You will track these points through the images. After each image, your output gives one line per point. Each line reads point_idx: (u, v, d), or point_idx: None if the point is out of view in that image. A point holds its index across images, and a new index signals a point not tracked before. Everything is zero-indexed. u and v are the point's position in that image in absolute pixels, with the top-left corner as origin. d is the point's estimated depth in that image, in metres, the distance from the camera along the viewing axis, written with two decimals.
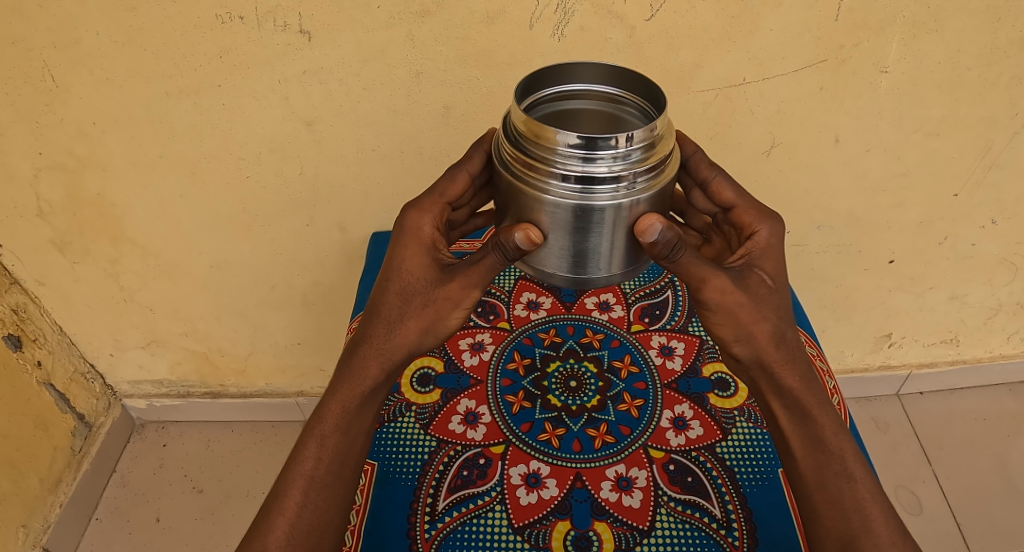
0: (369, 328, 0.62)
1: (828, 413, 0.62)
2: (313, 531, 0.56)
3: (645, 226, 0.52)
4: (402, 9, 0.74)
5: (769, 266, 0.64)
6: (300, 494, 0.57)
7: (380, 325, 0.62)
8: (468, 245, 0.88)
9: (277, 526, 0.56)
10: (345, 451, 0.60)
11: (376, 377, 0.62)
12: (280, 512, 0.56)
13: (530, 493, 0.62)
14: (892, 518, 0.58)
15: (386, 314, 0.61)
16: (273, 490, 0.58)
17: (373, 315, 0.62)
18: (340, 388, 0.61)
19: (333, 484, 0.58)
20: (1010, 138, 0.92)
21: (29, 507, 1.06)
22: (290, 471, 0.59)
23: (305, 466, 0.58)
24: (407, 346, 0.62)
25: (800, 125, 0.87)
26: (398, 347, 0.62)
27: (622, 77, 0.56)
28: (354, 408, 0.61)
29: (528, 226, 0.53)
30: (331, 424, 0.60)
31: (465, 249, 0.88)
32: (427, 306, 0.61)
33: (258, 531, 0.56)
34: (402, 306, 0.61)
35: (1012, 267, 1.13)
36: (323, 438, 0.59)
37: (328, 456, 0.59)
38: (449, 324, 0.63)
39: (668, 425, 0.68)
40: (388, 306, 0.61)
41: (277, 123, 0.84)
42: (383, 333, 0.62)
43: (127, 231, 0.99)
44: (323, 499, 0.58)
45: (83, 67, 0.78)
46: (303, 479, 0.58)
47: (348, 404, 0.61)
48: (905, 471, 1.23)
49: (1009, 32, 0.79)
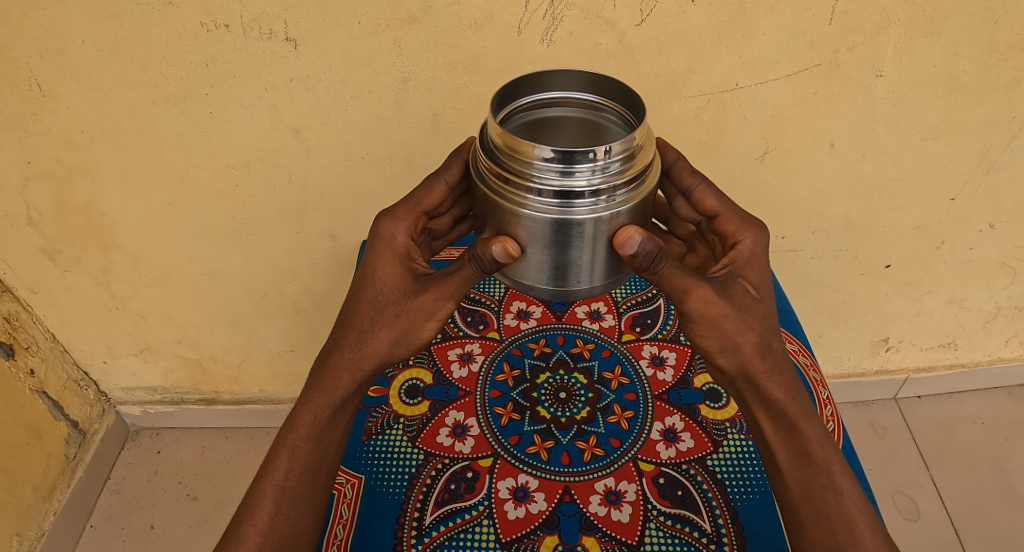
0: (340, 337, 0.62)
1: (814, 425, 0.62)
2: (284, 542, 0.56)
3: (624, 238, 0.51)
4: (389, 16, 0.73)
5: (753, 276, 0.63)
6: (271, 505, 0.57)
7: (351, 334, 0.61)
8: (445, 254, 0.86)
9: (248, 537, 0.56)
10: (317, 460, 0.60)
11: (348, 386, 0.62)
12: (251, 523, 0.56)
13: (518, 508, 0.61)
14: (879, 532, 0.58)
15: (358, 323, 0.61)
16: (245, 501, 0.58)
17: (345, 324, 0.62)
18: (311, 397, 0.61)
19: (305, 494, 0.58)
20: (1008, 141, 0.91)
21: (22, 515, 1.07)
22: (260, 482, 0.58)
23: (276, 476, 0.58)
24: (379, 356, 0.62)
25: (794, 129, 0.86)
26: (370, 356, 0.62)
27: (601, 84, 0.55)
28: (325, 418, 0.61)
29: (506, 238, 0.52)
30: (303, 433, 0.60)
31: (442, 258, 0.86)
32: (398, 317, 0.61)
33: (230, 542, 0.56)
34: (374, 316, 0.61)
35: (1011, 271, 1.12)
36: (294, 448, 0.59)
37: (300, 466, 0.59)
38: (420, 335, 0.62)
39: (658, 437, 0.67)
40: (361, 316, 0.61)
41: (264, 130, 0.83)
42: (355, 342, 0.61)
43: (118, 239, 0.99)
44: (295, 509, 0.57)
45: (70, 77, 0.78)
46: (274, 490, 0.58)
47: (319, 414, 0.60)
48: (903, 476, 1.22)
49: (1007, 34, 0.78)
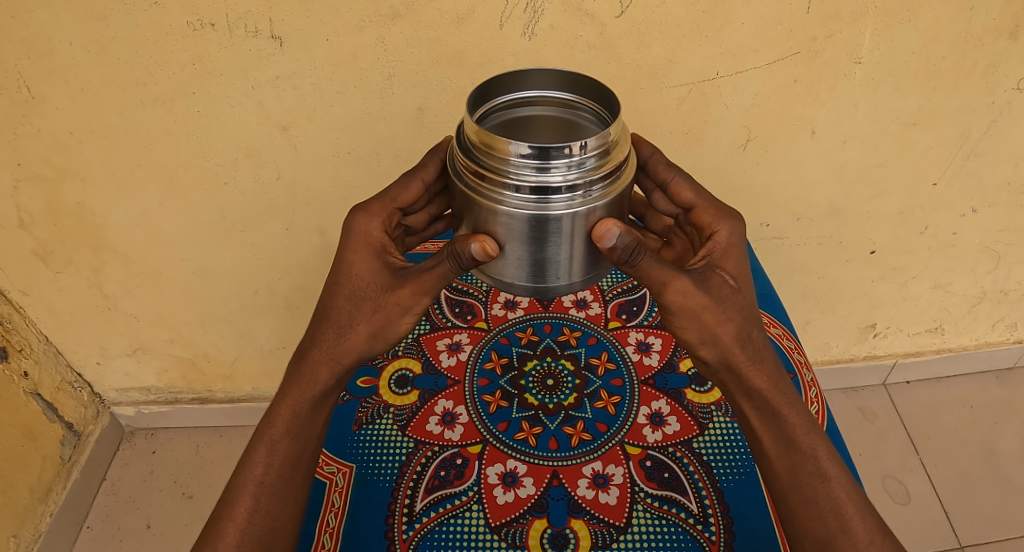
0: (319, 333, 0.62)
1: (798, 412, 0.61)
2: (264, 537, 0.56)
3: (602, 231, 0.52)
4: (372, 12, 0.74)
5: (731, 267, 0.63)
6: (250, 500, 0.57)
7: (329, 329, 0.62)
8: (427, 247, 0.84)
9: (228, 532, 0.56)
10: (296, 455, 0.60)
11: (327, 381, 0.62)
12: (231, 519, 0.57)
13: (507, 492, 0.62)
14: (870, 516, 0.58)
15: (336, 319, 0.61)
16: (225, 496, 0.58)
17: (323, 320, 0.62)
18: (290, 392, 0.61)
19: (284, 489, 0.58)
20: (988, 126, 0.92)
21: (19, 516, 1.07)
22: (240, 477, 0.59)
23: (255, 471, 0.58)
24: (357, 351, 0.62)
25: (776, 117, 0.87)
26: (348, 351, 0.62)
27: (575, 83, 0.56)
28: (304, 413, 0.61)
29: (484, 238, 0.53)
30: (281, 429, 0.60)
31: (420, 251, 0.83)
32: (376, 311, 0.61)
33: (209, 539, 0.56)
34: (352, 310, 0.61)
35: (995, 255, 1.13)
36: (273, 443, 0.59)
37: (279, 461, 0.59)
38: (397, 329, 0.63)
39: (645, 421, 0.68)
40: (338, 311, 0.61)
41: (251, 128, 0.84)
42: (334, 337, 0.61)
43: (109, 240, 0.99)
44: (274, 504, 0.57)
45: (58, 78, 0.78)
46: (253, 485, 0.58)
47: (298, 409, 0.61)
48: (892, 460, 1.23)
49: (983, 20, 0.80)
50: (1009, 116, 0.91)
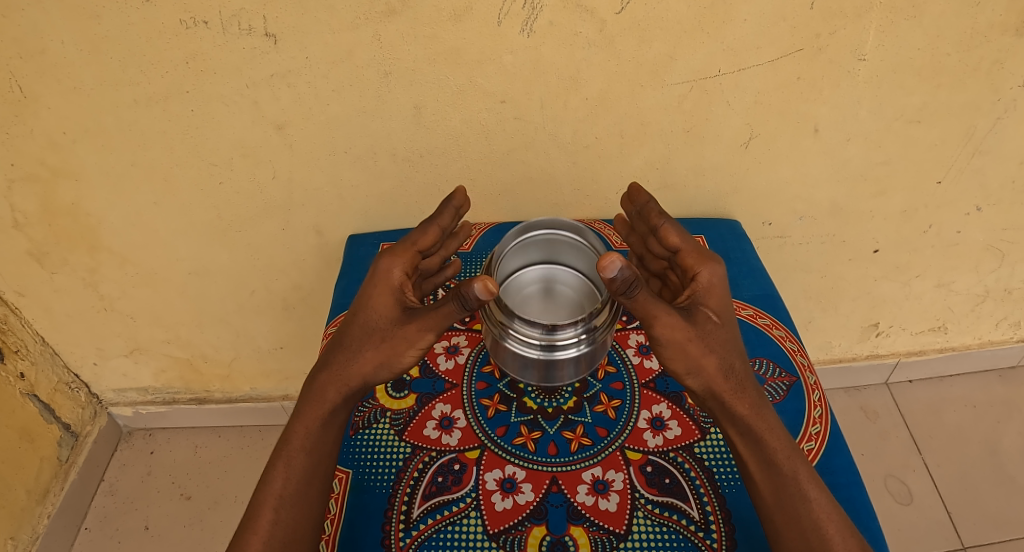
0: (330, 356, 0.64)
1: (780, 436, 0.60)
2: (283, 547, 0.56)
3: (607, 262, 0.53)
4: (368, 8, 0.72)
5: (714, 303, 0.63)
6: (271, 512, 0.57)
7: (340, 354, 0.63)
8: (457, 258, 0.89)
9: (252, 544, 0.56)
10: (311, 471, 0.60)
11: (334, 400, 0.63)
12: (254, 532, 0.57)
13: (506, 499, 0.61)
14: (851, 536, 0.56)
15: (348, 344, 0.63)
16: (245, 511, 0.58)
17: (335, 344, 0.64)
18: (303, 411, 0.62)
19: (302, 502, 0.58)
20: (993, 124, 0.91)
21: (16, 517, 1.09)
22: (259, 492, 0.59)
23: (275, 485, 0.59)
24: (363, 376, 0.63)
25: (778, 115, 0.86)
26: (355, 375, 0.63)
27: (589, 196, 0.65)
28: (317, 430, 0.62)
29: (486, 276, 0.54)
30: (297, 445, 0.61)
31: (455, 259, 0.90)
32: (384, 341, 0.62)
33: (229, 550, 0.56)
34: (361, 339, 0.62)
35: (999, 253, 1.12)
36: (290, 458, 0.60)
37: (295, 474, 0.59)
38: (404, 361, 0.62)
39: (646, 426, 0.67)
40: (350, 337, 0.63)
41: (247, 127, 0.83)
42: (344, 361, 0.63)
43: (104, 240, 0.98)
44: (292, 516, 0.58)
45: (50, 77, 0.77)
46: (273, 498, 0.58)
47: (311, 427, 0.61)
48: (895, 460, 1.24)
49: (989, 16, 0.78)
50: (1014, 114, 0.90)
